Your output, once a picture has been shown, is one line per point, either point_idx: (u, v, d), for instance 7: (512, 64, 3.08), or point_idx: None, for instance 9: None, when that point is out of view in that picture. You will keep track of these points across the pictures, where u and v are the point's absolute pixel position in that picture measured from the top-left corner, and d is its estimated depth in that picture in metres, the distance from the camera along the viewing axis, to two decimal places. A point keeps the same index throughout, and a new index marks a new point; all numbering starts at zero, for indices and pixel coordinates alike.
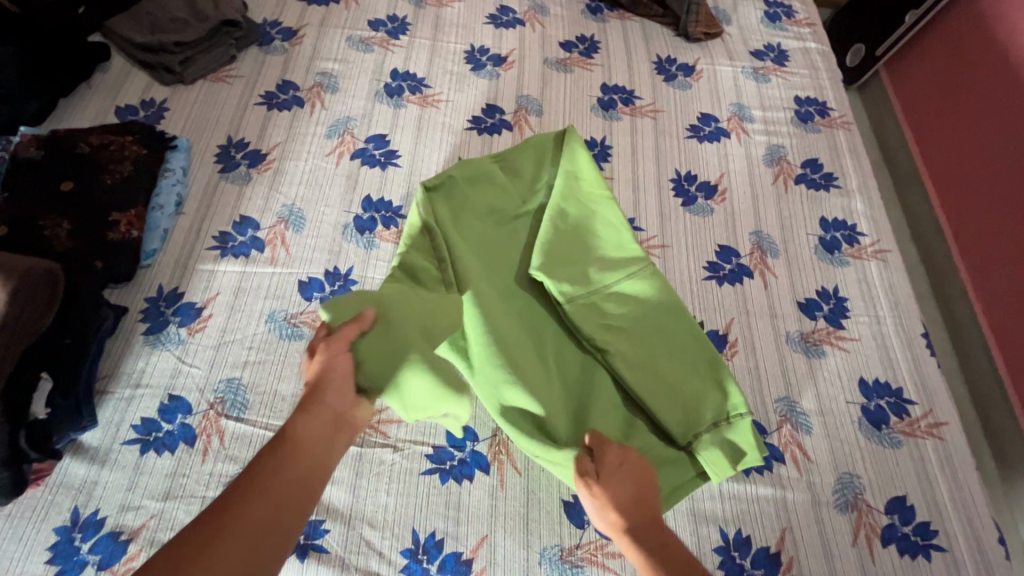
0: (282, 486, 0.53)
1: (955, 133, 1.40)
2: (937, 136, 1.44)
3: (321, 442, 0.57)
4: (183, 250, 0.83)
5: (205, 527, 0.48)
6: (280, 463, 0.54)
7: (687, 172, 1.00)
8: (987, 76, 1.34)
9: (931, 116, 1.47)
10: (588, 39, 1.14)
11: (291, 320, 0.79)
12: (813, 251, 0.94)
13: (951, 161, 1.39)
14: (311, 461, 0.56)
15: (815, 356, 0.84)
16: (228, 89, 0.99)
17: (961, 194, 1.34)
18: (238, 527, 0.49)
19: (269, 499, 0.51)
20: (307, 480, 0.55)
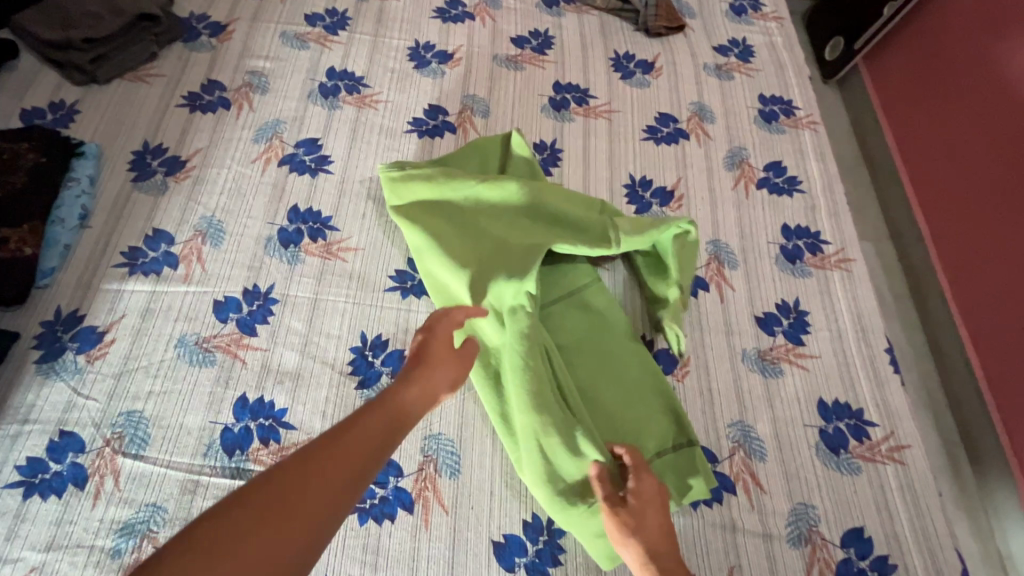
0: (346, 462, 0.49)
1: (931, 129, 1.35)
2: (916, 134, 1.38)
3: (385, 425, 0.54)
4: (87, 268, 0.76)
5: (272, 493, 0.44)
6: (350, 438, 0.50)
7: (642, 176, 0.93)
8: (964, 70, 1.29)
9: (908, 110, 1.42)
10: (542, 34, 1.08)
11: (203, 344, 0.73)
12: (774, 260, 0.88)
13: (931, 162, 1.33)
14: (379, 436, 0.53)
15: (772, 375, 0.79)
16: (147, 89, 0.92)
17: (937, 196, 1.29)
18: (301, 501, 0.44)
19: (332, 476, 0.47)
20: (371, 457, 0.51)
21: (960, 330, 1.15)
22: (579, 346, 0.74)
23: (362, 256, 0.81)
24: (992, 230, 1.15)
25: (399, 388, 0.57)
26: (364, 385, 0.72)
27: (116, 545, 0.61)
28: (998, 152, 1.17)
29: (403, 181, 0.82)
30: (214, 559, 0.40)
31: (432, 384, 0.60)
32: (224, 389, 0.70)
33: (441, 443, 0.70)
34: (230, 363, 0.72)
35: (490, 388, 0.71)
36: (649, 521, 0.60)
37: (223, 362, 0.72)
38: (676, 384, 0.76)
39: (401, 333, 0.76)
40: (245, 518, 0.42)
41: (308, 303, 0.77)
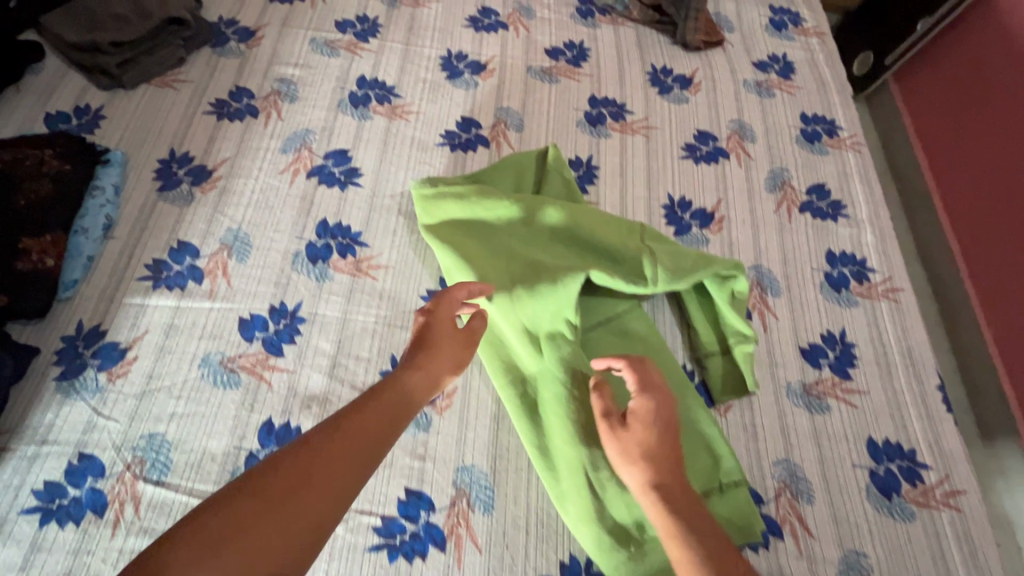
0: (344, 456, 0.51)
1: (965, 154, 1.32)
2: (953, 159, 1.35)
3: (385, 416, 0.56)
4: (110, 281, 0.74)
5: (274, 486, 0.47)
6: (348, 431, 0.53)
7: (681, 197, 0.90)
8: (1000, 94, 1.27)
9: (943, 132, 1.39)
10: (576, 46, 1.05)
11: (228, 364, 0.70)
12: (819, 289, 0.84)
13: (970, 189, 1.29)
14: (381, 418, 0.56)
15: (819, 411, 0.75)
16: (174, 95, 0.89)
17: (976, 224, 1.26)
18: (300, 494, 0.47)
19: (329, 469, 0.50)
20: (370, 448, 0.53)
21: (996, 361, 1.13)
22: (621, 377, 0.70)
23: (392, 274, 0.78)
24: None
25: (398, 379, 0.60)
26: None
27: None
28: None
29: (439, 196, 0.79)
30: (218, 544, 0.43)
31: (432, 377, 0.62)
32: (249, 413, 0.67)
33: (474, 476, 0.66)
34: (256, 385, 0.69)
35: (527, 420, 0.68)
36: (650, 445, 0.60)
37: (249, 383, 0.69)
38: (720, 419, 0.73)
39: None
40: (247, 506, 0.45)
41: (337, 323, 0.74)
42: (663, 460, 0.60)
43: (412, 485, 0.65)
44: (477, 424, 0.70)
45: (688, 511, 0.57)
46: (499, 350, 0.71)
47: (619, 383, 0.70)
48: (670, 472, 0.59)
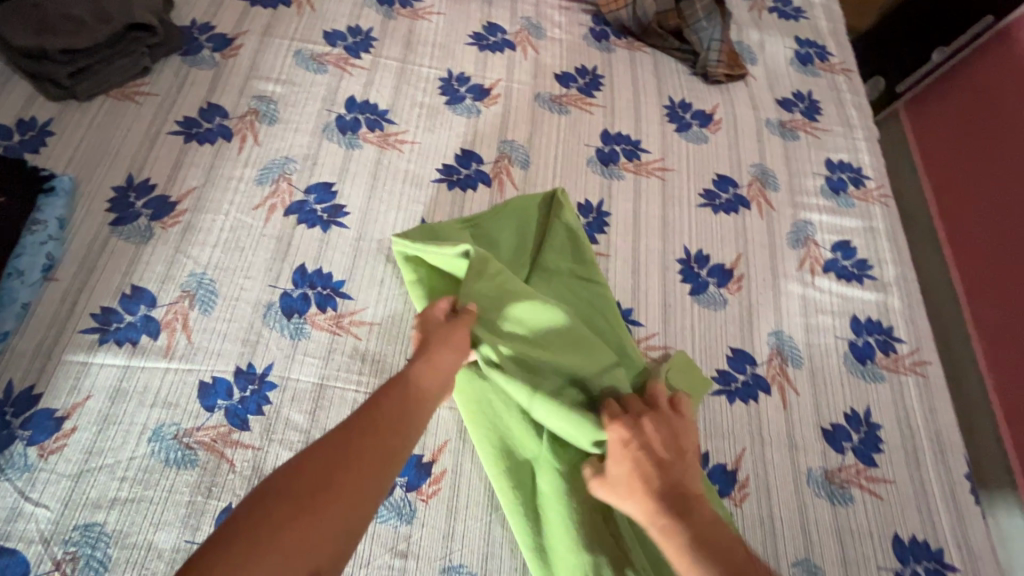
0: (386, 442, 0.51)
1: (975, 200, 1.28)
2: (966, 206, 1.29)
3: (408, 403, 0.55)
4: (48, 333, 0.64)
5: (326, 458, 0.48)
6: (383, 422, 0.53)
7: (697, 250, 0.82)
8: (1006, 142, 1.25)
9: (957, 175, 1.34)
10: (589, 72, 0.96)
11: (183, 438, 0.61)
12: (843, 360, 0.78)
13: (978, 235, 1.24)
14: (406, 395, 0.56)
15: (842, 503, 0.69)
16: (135, 110, 0.79)
17: (981, 270, 1.21)
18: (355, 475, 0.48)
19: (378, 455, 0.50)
20: (395, 434, 0.52)
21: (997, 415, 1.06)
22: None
23: (377, 334, 0.69)
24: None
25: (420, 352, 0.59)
26: None
27: None
28: None
29: (424, 246, 0.69)
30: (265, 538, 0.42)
31: (437, 348, 0.59)
32: (206, 498, 0.59)
33: None
34: (216, 464, 0.60)
35: (524, 519, 0.60)
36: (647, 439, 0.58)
37: (206, 462, 0.60)
38: (734, 510, 0.66)
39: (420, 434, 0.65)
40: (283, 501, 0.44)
41: (312, 390, 0.65)
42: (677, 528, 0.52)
43: None
44: (468, 515, 0.62)
45: (692, 505, 0.54)
46: (486, 423, 0.64)
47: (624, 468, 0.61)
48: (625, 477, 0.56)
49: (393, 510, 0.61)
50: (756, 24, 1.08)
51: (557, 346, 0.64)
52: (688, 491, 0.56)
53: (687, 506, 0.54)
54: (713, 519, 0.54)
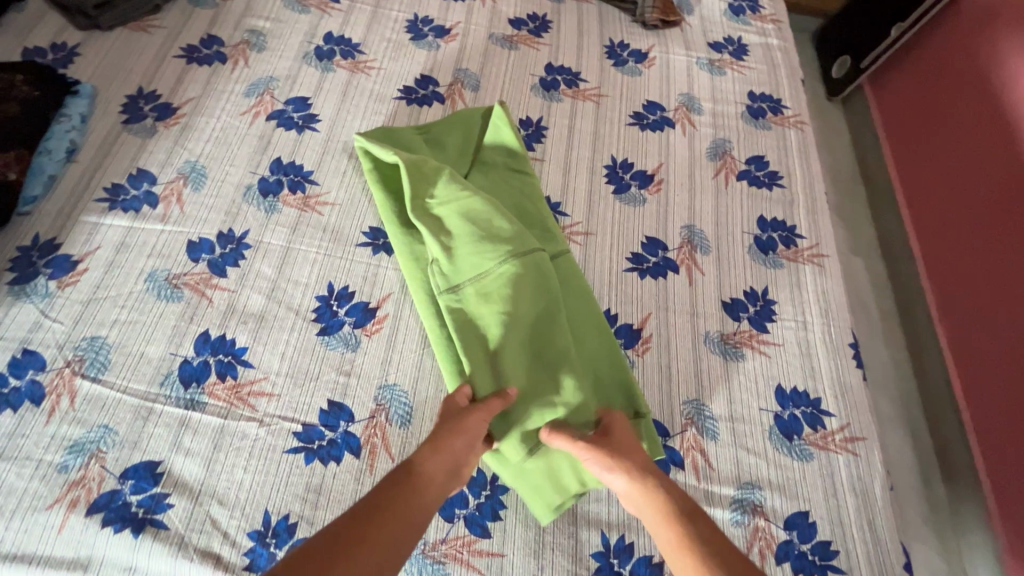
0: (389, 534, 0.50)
1: (928, 160, 1.36)
2: (922, 168, 1.37)
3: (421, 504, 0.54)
4: (69, 200, 0.78)
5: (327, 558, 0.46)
6: (391, 500, 0.52)
7: (623, 159, 0.94)
8: (953, 107, 1.32)
9: (912, 139, 1.43)
10: (539, 18, 1.10)
11: (173, 280, 0.74)
12: (746, 250, 0.89)
13: (929, 187, 1.33)
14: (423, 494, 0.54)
15: (732, 358, 0.79)
16: (148, 38, 0.94)
17: (934, 224, 1.29)
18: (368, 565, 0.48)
19: (391, 533, 0.50)
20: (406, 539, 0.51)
21: (943, 347, 1.18)
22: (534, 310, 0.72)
23: (338, 212, 0.82)
24: (982, 253, 1.15)
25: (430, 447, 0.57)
26: (325, 332, 0.73)
27: (64, 461, 0.62)
28: (989, 199, 1.16)
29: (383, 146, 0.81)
30: None
31: (447, 433, 0.59)
32: (188, 324, 0.72)
33: (395, 394, 0.70)
34: (198, 300, 0.73)
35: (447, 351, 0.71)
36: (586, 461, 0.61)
37: (190, 299, 0.73)
38: (634, 358, 0.77)
39: (368, 287, 0.77)
40: None
41: (281, 251, 0.78)
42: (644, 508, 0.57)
43: (334, 398, 0.69)
44: (403, 348, 0.74)
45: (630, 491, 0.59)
46: (418, 278, 0.76)
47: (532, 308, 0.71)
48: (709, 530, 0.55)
49: (341, 341, 0.73)
50: None
51: (482, 223, 0.75)
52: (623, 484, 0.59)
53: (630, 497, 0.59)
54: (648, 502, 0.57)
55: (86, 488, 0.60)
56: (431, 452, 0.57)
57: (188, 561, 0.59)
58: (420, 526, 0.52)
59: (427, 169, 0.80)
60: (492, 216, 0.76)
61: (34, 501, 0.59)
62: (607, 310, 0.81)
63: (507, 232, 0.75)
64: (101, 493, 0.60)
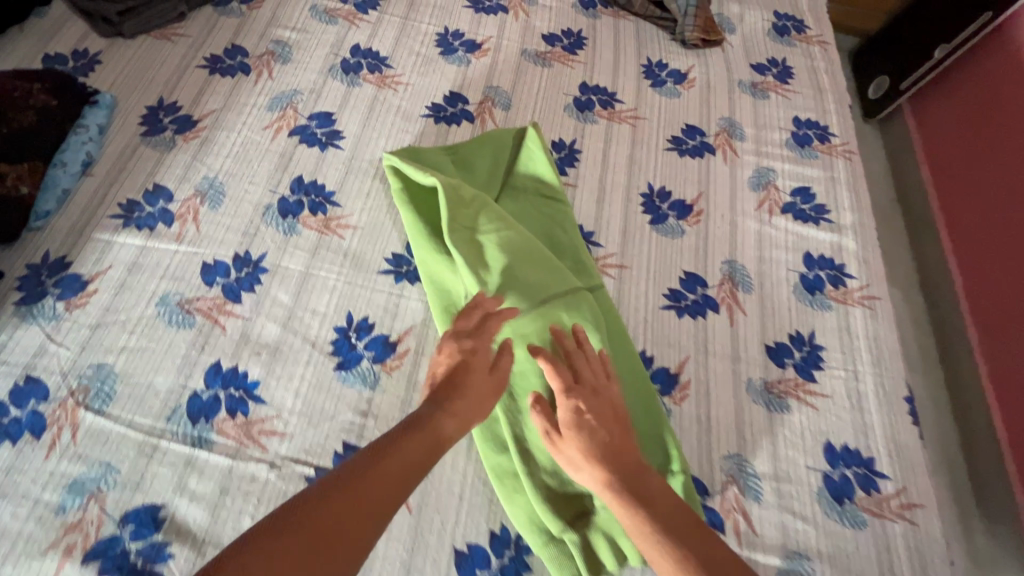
0: (392, 478, 0.51)
1: (976, 190, 1.29)
2: (967, 200, 1.30)
3: (425, 453, 0.54)
4: (82, 215, 0.75)
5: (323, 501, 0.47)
6: (405, 443, 0.53)
7: (661, 187, 0.89)
8: (1000, 137, 1.25)
9: (956, 167, 1.36)
10: (574, 34, 1.05)
11: (185, 305, 0.70)
12: (792, 289, 0.83)
13: (976, 220, 1.26)
14: (428, 443, 0.54)
15: (777, 410, 0.73)
16: (171, 47, 0.91)
17: (983, 261, 1.22)
18: (371, 513, 0.48)
19: (391, 475, 0.51)
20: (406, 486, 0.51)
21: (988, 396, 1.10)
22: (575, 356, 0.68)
23: (359, 236, 0.78)
24: None
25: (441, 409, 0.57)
26: (342, 367, 0.69)
27: (62, 501, 0.58)
28: None
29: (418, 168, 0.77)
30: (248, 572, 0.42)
31: (461, 390, 0.58)
32: (198, 353, 0.68)
33: None
34: (210, 328, 0.69)
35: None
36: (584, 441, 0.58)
37: (202, 326, 0.69)
38: (670, 407, 0.72)
39: (389, 318, 0.73)
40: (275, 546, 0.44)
41: (299, 276, 0.74)
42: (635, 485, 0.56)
43: (350, 439, 0.65)
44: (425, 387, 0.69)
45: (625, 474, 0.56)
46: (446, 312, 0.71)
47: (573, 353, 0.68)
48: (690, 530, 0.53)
49: (359, 377, 0.68)
50: None
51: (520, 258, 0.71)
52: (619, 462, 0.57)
53: (634, 478, 0.56)
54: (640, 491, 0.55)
55: (83, 532, 0.56)
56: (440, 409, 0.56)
57: None
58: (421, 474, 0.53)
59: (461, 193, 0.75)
60: (530, 250, 0.72)
61: (28, 544, 0.56)
62: (642, 351, 0.75)
63: (546, 269, 0.71)
64: (99, 538, 0.56)
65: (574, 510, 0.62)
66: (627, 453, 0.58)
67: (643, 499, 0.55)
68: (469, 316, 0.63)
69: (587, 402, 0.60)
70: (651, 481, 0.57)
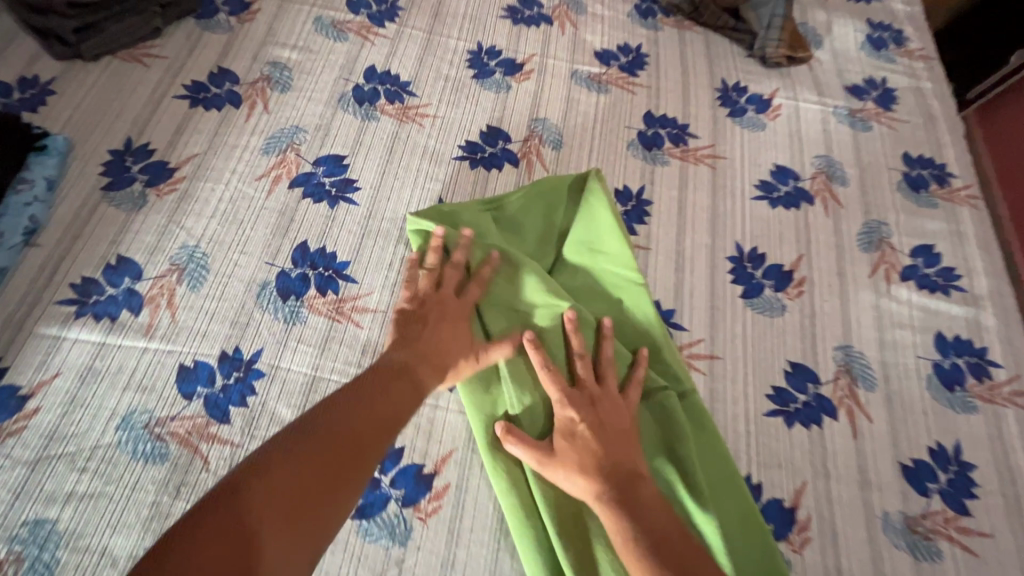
0: (369, 434, 0.48)
1: None
2: None
3: (411, 397, 0.52)
4: (23, 302, 0.58)
5: (298, 455, 0.44)
6: (380, 395, 0.51)
7: (752, 248, 0.72)
8: None
9: None
10: (632, 50, 0.87)
11: (155, 428, 0.54)
12: (925, 384, 0.66)
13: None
14: (405, 388, 0.52)
15: (926, 557, 0.56)
16: (142, 71, 0.73)
17: None
18: (347, 465, 0.45)
19: (367, 430, 0.48)
20: (385, 439, 0.49)
21: None
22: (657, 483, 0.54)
23: (381, 323, 0.61)
24: None
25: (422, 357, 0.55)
26: (363, 514, 0.52)
27: None
28: None
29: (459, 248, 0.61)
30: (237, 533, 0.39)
31: (446, 336, 0.56)
32: (172, 499, 0.51)
33: None
34: (187, 460, 0.53)
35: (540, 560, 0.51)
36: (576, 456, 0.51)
37: (177, 457, 0.53)
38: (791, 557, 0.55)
39: (422, 439, 0.56)
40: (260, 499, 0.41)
41: (304, 382, 0.57)
42: (632, 493, 0.49)
43: None
44: (472, 539, 0.52)
45: (620, 485, 0.50)
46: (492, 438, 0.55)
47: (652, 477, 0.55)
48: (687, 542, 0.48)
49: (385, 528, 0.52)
50: (822, 4, 0.96)
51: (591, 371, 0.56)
52: (614, 466, 0.51)
53: (630, 484, 0.50)
54: (636, 500, 0.49)
55: None
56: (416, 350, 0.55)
57: None
58: (399, 422, 0.51)
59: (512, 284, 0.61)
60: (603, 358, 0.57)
61: None
62: (747, 477, 0.58)
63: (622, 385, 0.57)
64: None
65: None
66: (625, 459, 0.51)
67: (646, 520, 0.48)
68: (444, 278, 0.60)
69: (584, 414, 0.53)
70: (647, 488, 0.50)
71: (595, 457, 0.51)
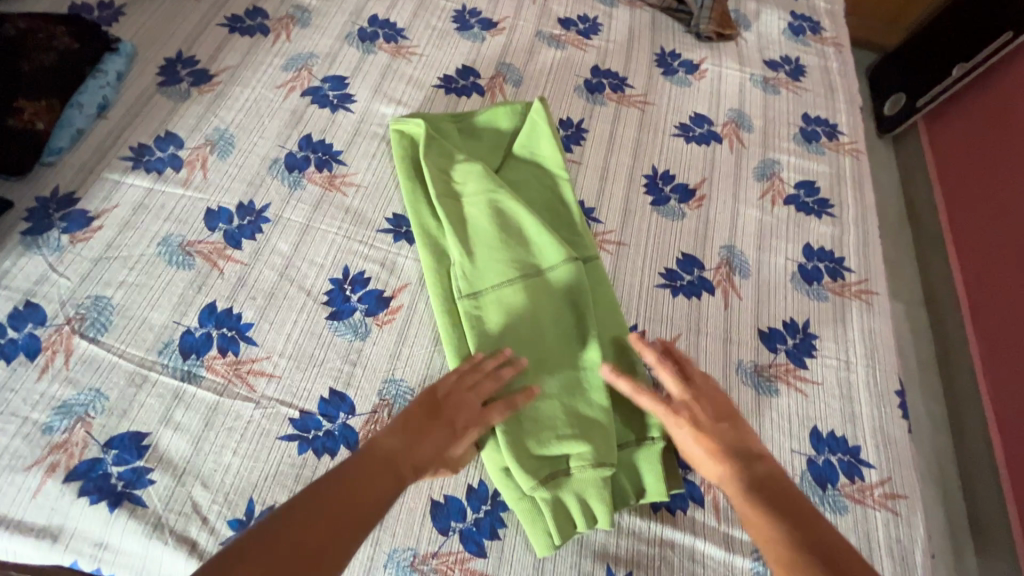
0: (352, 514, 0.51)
1: (986, 204, 1.27)
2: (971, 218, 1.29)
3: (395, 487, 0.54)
4: (93, 155, 0.77)
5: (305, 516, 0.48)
6: (382, 476, 0.54)
7: (664, 170, 0.90)
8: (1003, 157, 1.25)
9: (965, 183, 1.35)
10: (590, 20, 1.06)
11: (186, 247, 0.72)
12: (790, 278, 0.83)
13: (975, 214, 1.29)
14: (397, 475, 0.54)
15: (766, 392, 0.73)
16: (193, 4, 0.93)
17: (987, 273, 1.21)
18: (339, 529, 0.49)
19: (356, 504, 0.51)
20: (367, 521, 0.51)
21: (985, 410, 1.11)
22: (554, 341, 0.67)
23: (362, 194, 0.79)
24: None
25: (421, 444, 0.57)
26: (335, 317, 0.70)
27: (50, 422, 0.59)
28: None
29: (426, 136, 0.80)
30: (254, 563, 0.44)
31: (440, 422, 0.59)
32: (195, 294, 0.69)
33: (401, 390, 0.66)
34: (208, 270, 0.70)
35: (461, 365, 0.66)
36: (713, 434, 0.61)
37: (201, 268, 0.70)
38: None
39: (385, 274, 0.74)
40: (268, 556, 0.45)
41: (299, 227, 0.75)
42: (761, 484, 0.57)
43: (336, 387, 0.65)
44: (415, 343, 0.70)
45: (750, 468, 0.58)
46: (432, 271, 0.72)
47: (548, 356, 0.66)
48: (787, 495, 0.56)
49: (350, 327, 0.69)
50: None
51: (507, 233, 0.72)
52: (737, 450, 0.60)
53: (752, 471, 0.58)
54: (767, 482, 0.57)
55: (67, 453, 0.57)
56: (424, 438, 0.57)
57: (161, 544, 0.55)
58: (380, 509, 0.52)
59: (460, 164, 0.78)
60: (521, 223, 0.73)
61: (13, 460, 0.57)
62: (633, 325, 0.75)
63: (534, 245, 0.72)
64: (82, 460, 0.57)
65: (546, 469, 0.61)
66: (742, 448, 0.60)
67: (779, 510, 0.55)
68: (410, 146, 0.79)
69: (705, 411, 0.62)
70: (772, 485, 0.57)
71: (731, 443, 0.60)
